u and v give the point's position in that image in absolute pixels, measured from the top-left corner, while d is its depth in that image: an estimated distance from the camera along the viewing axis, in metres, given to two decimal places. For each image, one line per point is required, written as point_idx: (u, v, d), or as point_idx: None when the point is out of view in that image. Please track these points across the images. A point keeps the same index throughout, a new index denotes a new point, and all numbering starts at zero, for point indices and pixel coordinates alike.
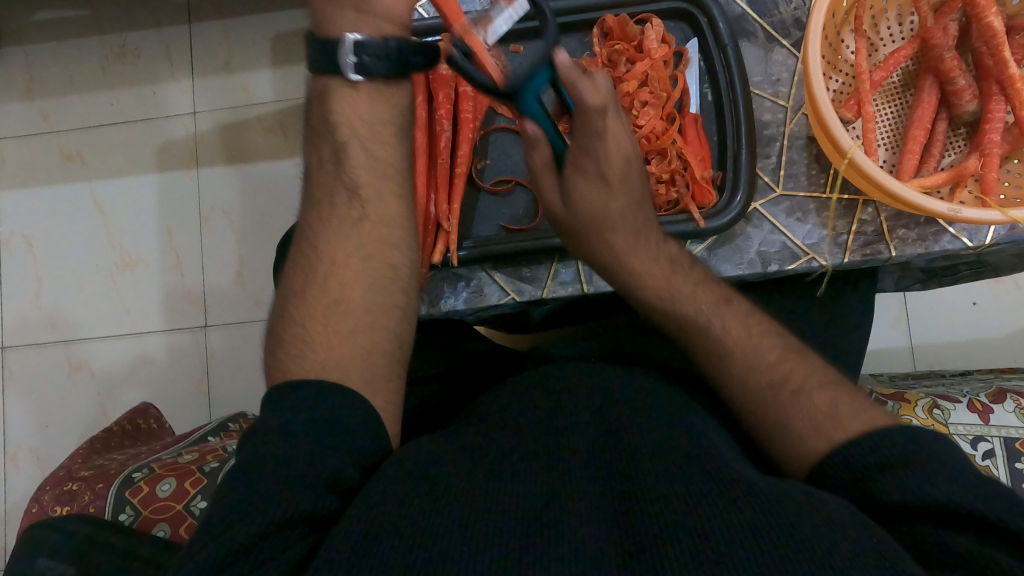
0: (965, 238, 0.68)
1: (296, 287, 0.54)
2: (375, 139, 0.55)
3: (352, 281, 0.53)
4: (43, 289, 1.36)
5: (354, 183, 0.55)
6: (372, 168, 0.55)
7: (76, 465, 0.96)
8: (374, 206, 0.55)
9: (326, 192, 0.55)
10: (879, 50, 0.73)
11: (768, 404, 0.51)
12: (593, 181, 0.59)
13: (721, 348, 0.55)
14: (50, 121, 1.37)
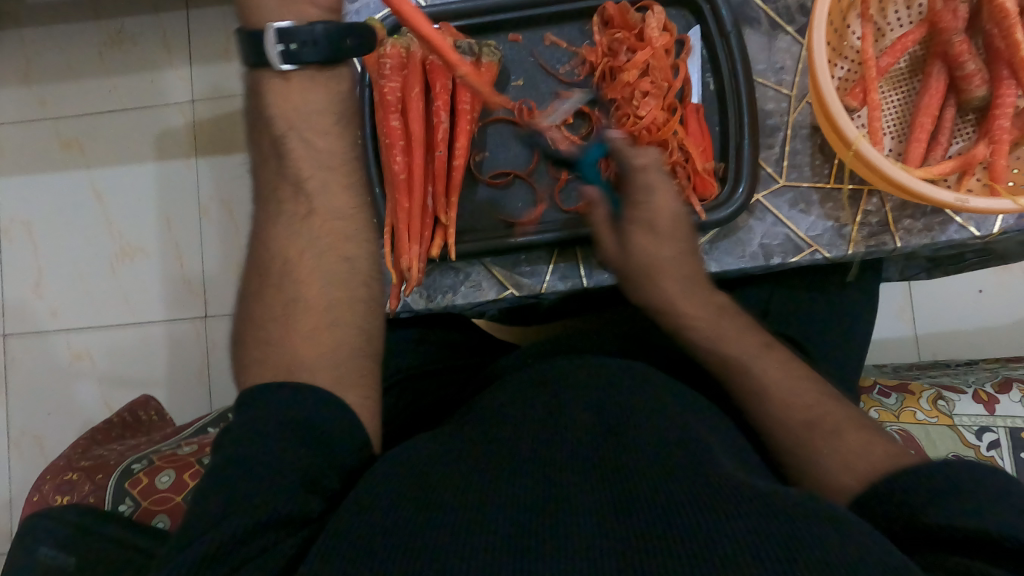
0: (972, 227, 0.67)
1: (255, 291, 0.53)
2: (317, 129, 0.54)
3: (310, 278, 0.52)
4: (44, 277, 1.36)
5: (299, 177, 0.54)
6: (316, 161, 0.54)
7: (76, 456, 0.96)
8: (328, 205, 0.54)
9: (277, 190, 0.54)
10: (885, 35, 0.70)
11: (805, 442, 0.52)
12: (646, 230, 0.60)
13: (762, 386, 0.56)
14: (48, 107, 1.36)
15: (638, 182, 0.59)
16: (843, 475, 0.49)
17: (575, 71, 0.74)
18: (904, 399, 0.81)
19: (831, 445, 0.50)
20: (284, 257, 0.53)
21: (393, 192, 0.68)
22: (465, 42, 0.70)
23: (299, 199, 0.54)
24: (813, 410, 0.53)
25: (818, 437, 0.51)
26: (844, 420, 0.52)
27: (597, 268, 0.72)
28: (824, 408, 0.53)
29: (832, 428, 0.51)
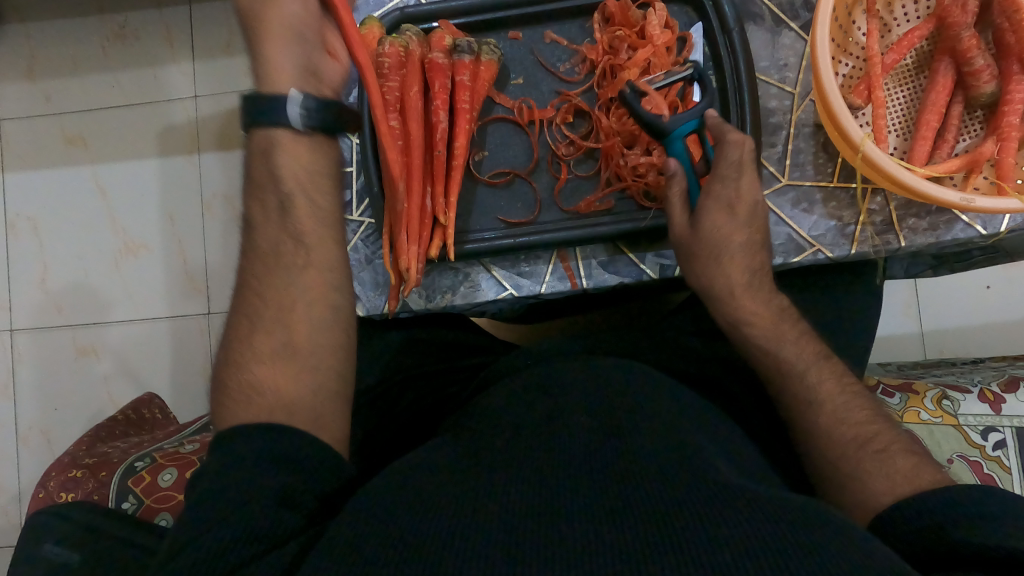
0: (979, 225, 0.66)
1: (241, 332, 0.54)
2: (314, 184, 0.57)
3: (297, 310, 0.54)
4: (50, 272, 1.36)
5: (299, 231, 0.56)
6: (315, 213, 0.56)
7: (81, 453, 0.97)
8: (318, 252, 0.56)
9: (274, 244, 0.56)
10: (892, 30, 0.69)
11: (851, 457, 0.51)
12: (722, 208, 0.62)
13: (815, 396, 0.55)
14: (52, 103, 1.36)
15: (731, 160, 0.60)
16: (881, 488, 0.48)
17: (575, 69, 0.73)
18: (908, 399, 0.80)
19: (881, 466, 0.50)
20: (273, 300, 0.54)
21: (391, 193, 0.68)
22: (464, 42, 0.70)
23: (297, 248, 0.55)
24: (863, 427, 0.53)
25: (865, 456, 0.51)
26: (894, 441, 0.52)
27: (597, 269, 0.71)
28: (874, 428, 0.53)
29: (881, 447, 0.51)
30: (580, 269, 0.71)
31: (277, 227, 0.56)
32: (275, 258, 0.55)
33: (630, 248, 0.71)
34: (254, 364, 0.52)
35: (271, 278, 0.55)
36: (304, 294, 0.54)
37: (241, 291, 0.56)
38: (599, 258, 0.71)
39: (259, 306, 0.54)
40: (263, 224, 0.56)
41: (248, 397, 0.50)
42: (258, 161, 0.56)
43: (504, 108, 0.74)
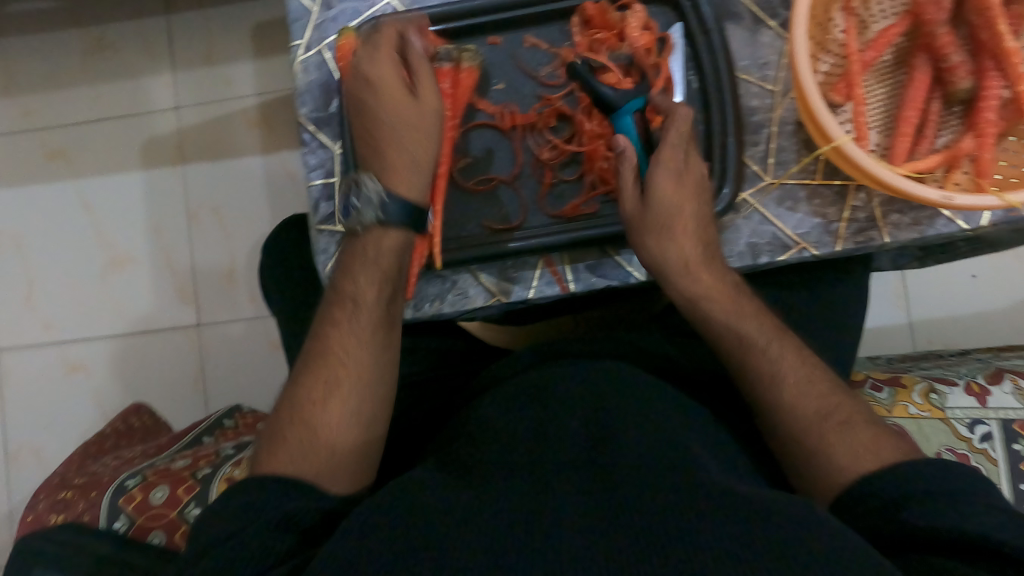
0: (960, 221, 0.66)
1: (314, 396, 0.55)
2: (376, 263, 0.60)
3: (331, 378, 0.55)
4: (36, 288, 1.35)
5: (393, 318, 0.60)
6: (377, 283, 0.59)
7: (71, 473, 0.97)
8: (369, 323, 0.58)
9: (334, 310, 0.59)
10: (870, 27, 0.68)
11: (809, 427, 0.52)
12: (672, 180, 0.61)
13: (773, 369, 0.55)
14: (32, 118, 1.35)
15: (682, 132, 0.62)
16: (842, 463, 0.49)
17: (555, 72, 0.72)
18: (896, 393, 0.81)
19: (843, 437, 0.51)
20: (355, 373, 0.56)
21: None
22: (443, 49, 0.69)
23: (388, 331, 0.59)
24: (824, 400, 0.53)
25: (827, 429, 0.51)
26: (854, 413, 0.53)
27: (584, 272, 0.71)
28: (835, 399, 0.53)
29: (844, 419, 0.52)
30: (565, 274, 0.71)
31: (382, 310, 0.59)
32: (369, 336, 0.57)
33: (616, 250, 0.70)
34: (273, 437, 0.54)
35: (359, 352, 0.57)
36: (384, 373, 0.57)
37: (315, 357, 0.57)
38: (586, 261, 0.71)
39: (341, 374, 0.56)
40: (368, 303, 0.59)
41: (274, 461, 0.52)
42: (385, 251, 0.60)
43: (487, 113, 0.73)
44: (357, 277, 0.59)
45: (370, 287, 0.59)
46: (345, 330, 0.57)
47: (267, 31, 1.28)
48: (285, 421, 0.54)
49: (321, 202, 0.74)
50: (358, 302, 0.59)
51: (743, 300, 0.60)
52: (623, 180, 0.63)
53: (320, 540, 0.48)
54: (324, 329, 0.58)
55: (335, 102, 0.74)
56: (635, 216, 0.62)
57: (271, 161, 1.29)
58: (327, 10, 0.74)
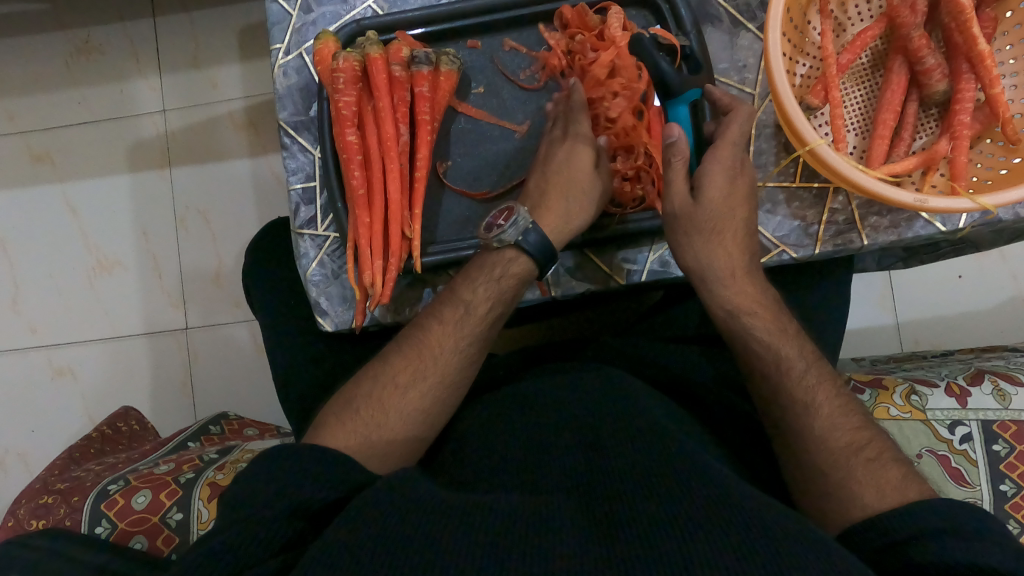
0: (938, 222, 0.66)
1: (398, 379, 0.57)
2: (495, 284, 0.60)
3: (420, 366, 0.57)
4: (21, 293, 1.35)
5: (487, 338, 0.60)
6: (490, 303, 0.59)
7: (52, 478, 0.96)
8: (466, 336, 0.58)
9: (442, 307, 0.60)
10: (847, 30, 0.69)
11: (843, 465, 0.51)
12: (725, 175, 0.61)
13: (808, 397, 0.55)
14: (17, 122, 1.34)
15: (736, 130, 0.62)
16: (868, 500, 0.49)
17: (535, 75, 0.72)
18: (878, 395, 0.81)
19: (872, 474, 0.50)
20: (438, 373, 0.57)
21: (353, 209, 0.68)
22: (421, 52, 0.68)
23: (479, 348, 0.59)
24: (857, 434, 0.53)
25: (858, 465, 0.51)
26: (884, 449, 0.52)
27: (565, 277, 0.71)
28: (868, 435, 0.53)
29: (874, 456, 0.51)
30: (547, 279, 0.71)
31: (481, 328, 0.59)
32: (466, 345, 0.58)
33: (597, 254, 0.71)
34: (351, 399, 0.57)
35: (449, 357, 0.58)
36: (461, 385, 0.58)
37: (414, 347, 0.58)
38: (566, 265, 0.71)
39: (428, 373, 0.57)
40: (478, 316, 0.59)
41: (343, 422, 0.55)
42: (507, 272, 0.60)
43: (467, 116, 0.73)
44: (477, 287, 0.59)
45: (482, 307, 0.59)
46: (446, 331, 0.58)
47: (253, 33, 1.28)
48: (364, 397, 0.56)
49: (300, 206, 0.73)
50: (468, 310, 0.59)
51: (782, 319, 0.60)
52: (674, 173, 0.61)
53: (322, 527, 0.47)
54: (427, 323, 0.59)
55: (315, 106, 0.74)
56: (678, 215, 0.61)
57: (258, 163, 1.29)
58: (306, 14, 0.74)
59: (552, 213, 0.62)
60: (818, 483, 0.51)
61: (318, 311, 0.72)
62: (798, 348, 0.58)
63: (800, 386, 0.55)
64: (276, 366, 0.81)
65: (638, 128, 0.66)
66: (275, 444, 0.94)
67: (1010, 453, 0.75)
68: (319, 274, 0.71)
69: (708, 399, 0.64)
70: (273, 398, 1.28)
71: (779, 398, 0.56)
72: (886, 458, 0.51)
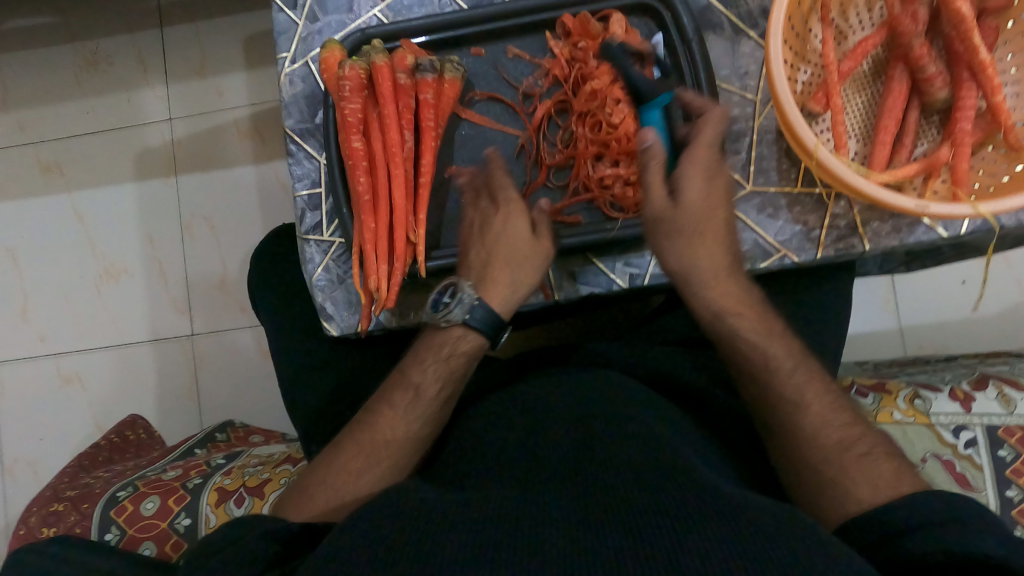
0: (940, 228, 0.67)
1: (352, 466, 0.56)
2: (442, 363, 0.60)
3: (374, 449, 0.57)
4: (30, 301, 1.36)
5: (443, 413, 0.60)
6: (440, 379, 0.60)
7: (63, 485, 0.97)
8: (421, 413, 0.58)
9: (393, 391, 0.60)
10: (848, 38, 0.70)
11: (836, 462, 0.51)
12: (704, 180, 0.60)
13: (797, 396, 0.55)
14: (26, 133, 1.36)
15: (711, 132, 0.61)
16: (861, 494, 0.50)
17: (537, 83, 0.73)
18: (882, 399, 0.81)
19: (867, 472, 0.50)
20: (393, 455, 0.57)
21: (359, 214, 0.68)
22: (426, 60, 0.68)
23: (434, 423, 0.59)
24: (849, 430, 0.54)
25: (850, 459, 0.51)
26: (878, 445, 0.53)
27: (568, 281, 0.72)
28: (858, 431, 0.54)
29: (866, 450, 0.52)
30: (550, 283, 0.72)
31: (434, 404, 0.59)
32: (419, 426, 0.58)
33: (598, 258, 0.71)
34: (307, 485, 0.57)
35: (401, 438, 0.58)
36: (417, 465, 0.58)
37: (367, 430, 0.58)
38: (569, 269, 0.72)
39: (382, 455, 0.57)
40: (429, 396, 0.59)
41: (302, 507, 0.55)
42: (455, 351, 0.60)
43: (471, 122, 0.74)
44: (426, 368, 0.60)
45: (432, 385, 0.59)
46: (398, 413, 0.58)
47: (260, 42, 1.29)
48: (319, 487, 0.57)
49: (306, 212, 0.74)
50: (418, 393, 0.59)
51: (767, 319, 0.61)
52: (651, 179, 0.60)
53: (303, 550, 0.49)
54: (378, 408, 0.59)
55: (321, 113, 0.74)
56: (658, 216, 0.60)
57: (264, 171, 1.30)
58: (313, 23, 0.75)
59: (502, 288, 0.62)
60: (810, 478, 0.52)
61: (324, 316, 0.73)
62: (783, 347, 0.59)
63: (788, 386, 0.56)
64: (283, 372, 0.82)
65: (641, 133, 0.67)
66: (281, 449, 0.95)
67: (1015, 460, 0.75)
68: (325, 280, 0.72)
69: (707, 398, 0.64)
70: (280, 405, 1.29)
71: (770, 399, 0.57)
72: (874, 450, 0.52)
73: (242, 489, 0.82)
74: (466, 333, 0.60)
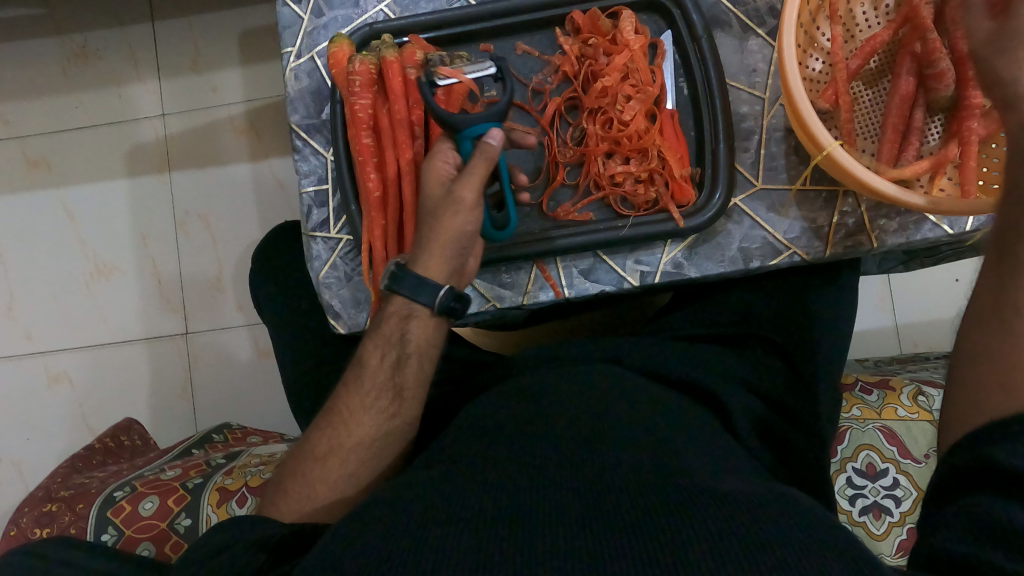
0: (945, 225, 0.67)
1: (318, 451, 0.61)
2: (376, 338, 0.63)
3: (335, 430, 0.61)
4: (17, 299, 1.33)
5: (402, 387, 0.62)
6: (380, 343, 0.63)
7: (55, 485, 0.95)
8: (370, 382, 0.62)
9: (349, 372, 0.64)
10: (855, 35, 0.70)
11: None
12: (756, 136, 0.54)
13: None
14: (12, 127, 1.33)
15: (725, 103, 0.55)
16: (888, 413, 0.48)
17: (547, 79, 0.72)
18: (885, 397, 0.82)
19: None
20: (351, 431, 0.61)
21: (368, 210, 0.68)
22: (436, 56, 0.69)
23: (395, 399, 0.62)
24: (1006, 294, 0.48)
25: None
26: None
27: (577, 277, 0.72)
28: None
29: None
30: (559, 279, 0.72)
31: (385, 377, 0.62)
32: (371, 399, 0.61)
33: (609, 255, 0.71)
34: (288, 471, 0.63)
35: (360, 416, 0.61)
36: (384, 445, 0.61)
37: (330, 414, 0.63)
38: (580, 267, 0.72)
39: (343, 436, 0.61)
40: (375, 369, 0.62)
41: (288, 493, 0.61)
42: (392, 321, 0.63)
43: None
44: (371, 345, 0.63)
45: (374, 355, 0.63)
46: (352, 391, 0.62)
47: (255, 38, 1.27)
48: (290, 473, 0.62)
49: (313, 208, 0.73)
50: (364, 368, 0.62)
51: None
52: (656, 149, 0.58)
53: (295, 554, 0.51)
54: (337, 391, 0.64)
55: (327, 109, 0.74)
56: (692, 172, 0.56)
57: (259, 168, 1.29)
58: (318, 18, 0.74)
59: (439, 257, 0.62)
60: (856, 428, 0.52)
61: (331, 313, 0.72)
62: None
63: None
64: (289, 371, 0.82)
65: (652, 130, 0.67)
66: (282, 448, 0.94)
67: None
68: (332, 277, 0.71)
69: (721, 393, 0.64)
70: (276, 405, 1.27)
71: None
72: (988, 301, 0.48)
73: (244, 489, 0.81)
74: (409, 302, 0.62)
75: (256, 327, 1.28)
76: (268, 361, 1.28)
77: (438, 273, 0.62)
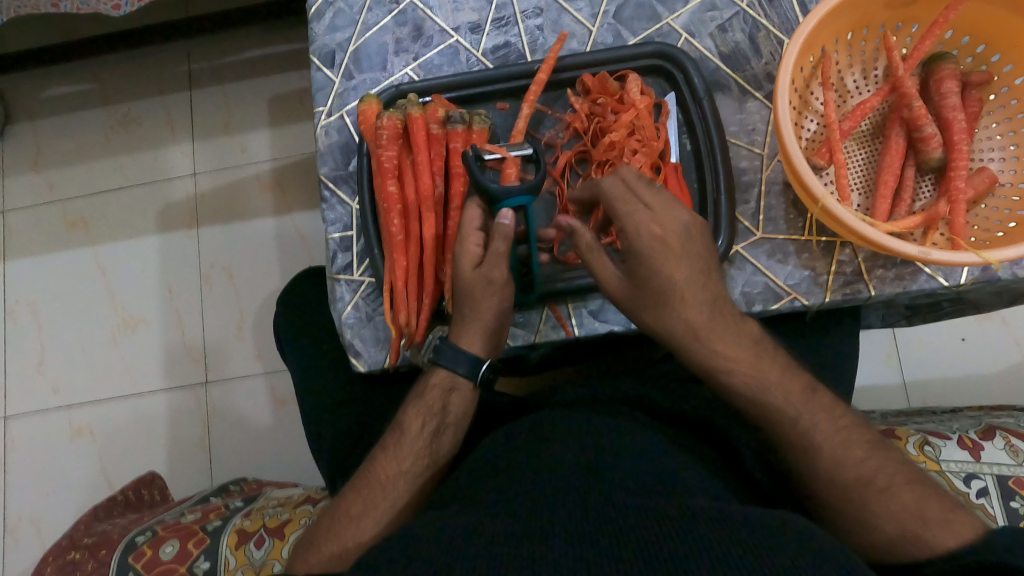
0: (940, 277, 0.70)
1: (352, 511, 0.61)
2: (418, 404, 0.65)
3: (375, 490, 0.62)
4: (46, 356, 1.38)
5: (438, 453, 0.64)
6: (423, 409, 0.65)
7: (78, 534, 0.97)
8: (407, 444, 0.64)
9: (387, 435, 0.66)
10: (847, 100, 0.75)
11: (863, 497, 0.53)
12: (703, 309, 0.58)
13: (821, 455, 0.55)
14: (55, 190, 1.41)
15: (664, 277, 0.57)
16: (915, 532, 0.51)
17: (559, 134, 0.78)
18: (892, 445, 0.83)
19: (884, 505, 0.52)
20: (389, 496, 0.61)
21: (391, 253, 0.72)
22: (456, 112, 0.73)
23: (430, 465, 0.64)
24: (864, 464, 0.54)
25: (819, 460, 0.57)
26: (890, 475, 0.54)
27: (587, 317, 0.75)
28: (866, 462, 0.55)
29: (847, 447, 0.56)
30: (568, 320, 0.75)
31: (424, 444, 0.64)
32: (411, 465, 0.63)
33: None
34: (320, 531, 0.62)
35: (397, 480, 0.62)
36: (416, 509, 0.63)
37: (363, 475, 0.64)
38: (589, 307, 0.75)
39: (379, 496, 0.61)
40: (414, 435, 0.64)
41: (317, 553, 0.60)
42: (435, 391, 0.66)
43: None
44: (411, 412, 0.65)
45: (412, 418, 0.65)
46: (389, 455, 0.64)
47: (284, 103, 1.35)
48: (324, 531, 0.62)
49: (339, 252, 0.78)
50: (406, 435, 0.64)
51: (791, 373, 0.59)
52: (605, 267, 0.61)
53: None
54: (376, 454, 0.65)
55: (354, 161, 0.79)
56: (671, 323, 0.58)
57: (283, 224, 1.34)
58: (348, 80, 0.81)
59: (477, 331, 0.66)
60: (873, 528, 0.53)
61: (352, 352, 0.76)
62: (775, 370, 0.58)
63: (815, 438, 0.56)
64: (309, 412, 0.85)
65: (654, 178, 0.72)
66: (298, 492, 0.97)
67: None
68: (354, 317, 0.75)
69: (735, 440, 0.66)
70: (291, 455, 1.29)
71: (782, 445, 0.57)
72: None
73: (262, 531, 0.84)
74: (452, 375, 0.66)
75: (274, 374, 1.31)
76: (283, 409, 1.30)
77: (477, 347, 0.66)
